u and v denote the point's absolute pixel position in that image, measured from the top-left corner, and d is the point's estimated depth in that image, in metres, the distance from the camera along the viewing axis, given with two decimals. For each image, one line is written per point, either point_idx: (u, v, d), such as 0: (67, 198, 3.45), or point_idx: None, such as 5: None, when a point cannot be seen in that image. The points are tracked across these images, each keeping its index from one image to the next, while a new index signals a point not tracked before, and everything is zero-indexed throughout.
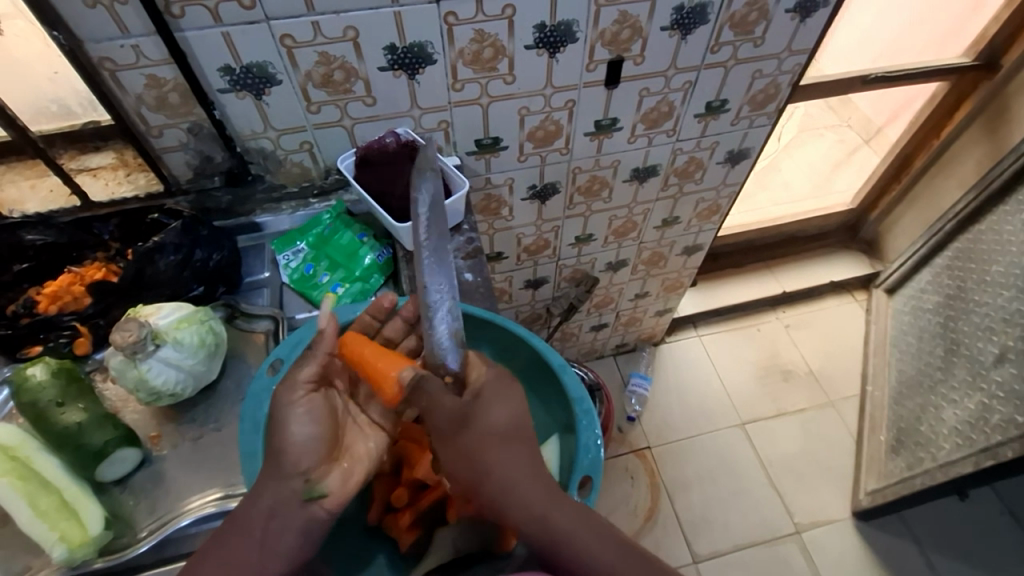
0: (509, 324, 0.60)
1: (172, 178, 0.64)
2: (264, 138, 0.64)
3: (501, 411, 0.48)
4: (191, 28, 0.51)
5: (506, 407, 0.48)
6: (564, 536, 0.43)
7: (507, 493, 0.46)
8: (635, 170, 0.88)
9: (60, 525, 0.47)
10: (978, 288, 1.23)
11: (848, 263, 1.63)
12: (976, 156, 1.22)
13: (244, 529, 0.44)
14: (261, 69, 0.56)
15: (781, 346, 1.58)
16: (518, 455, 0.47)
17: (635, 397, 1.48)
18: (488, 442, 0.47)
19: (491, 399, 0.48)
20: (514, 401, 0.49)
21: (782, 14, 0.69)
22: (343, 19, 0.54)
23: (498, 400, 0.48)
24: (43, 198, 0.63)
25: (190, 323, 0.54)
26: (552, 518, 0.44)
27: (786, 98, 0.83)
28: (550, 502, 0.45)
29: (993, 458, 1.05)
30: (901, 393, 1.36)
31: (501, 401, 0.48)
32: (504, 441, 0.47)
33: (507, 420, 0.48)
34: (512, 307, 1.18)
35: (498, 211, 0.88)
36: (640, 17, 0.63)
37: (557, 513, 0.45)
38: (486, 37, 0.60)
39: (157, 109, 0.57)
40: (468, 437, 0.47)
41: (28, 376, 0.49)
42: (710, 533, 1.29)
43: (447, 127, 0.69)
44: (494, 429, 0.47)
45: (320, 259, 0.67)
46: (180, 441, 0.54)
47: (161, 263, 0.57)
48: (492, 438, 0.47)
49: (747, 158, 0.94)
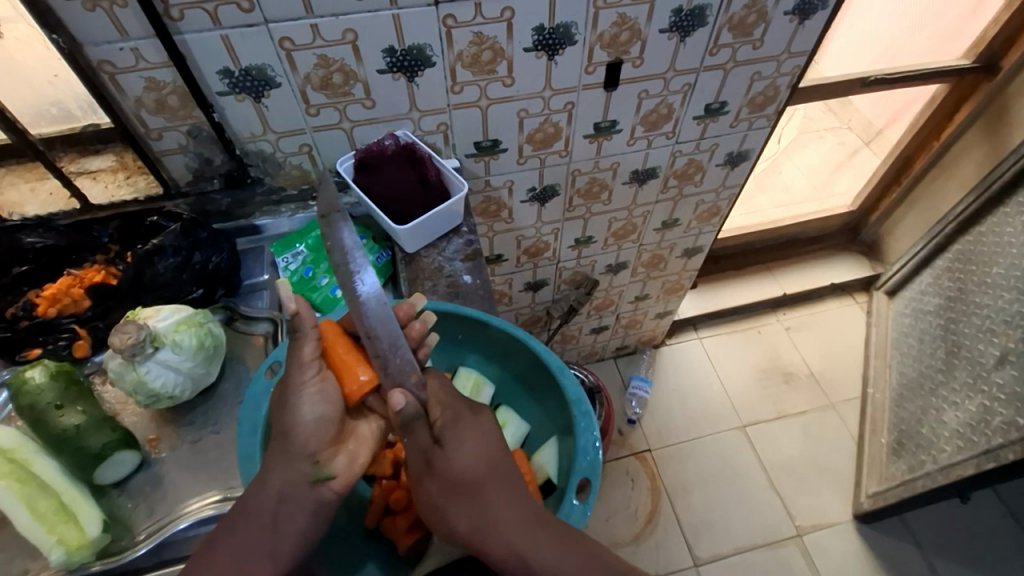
0: (509, 326, 0.60)
1: (172, 181, 0.65)
2: (263, 140, 0.64)
3: (465, 453, 0.46)
4: (191, 31, 0.51)
5: (471, 445, 0.47)
6: (545, 566, 0.42)
7: (486, 534, 0.44)
8: (635, 172, 0.88)
9: (58, 528, 0.46)
10: (978, 290, 1.23)
11: (848, 265, 1.63)
12: (976, 158, 1.22)
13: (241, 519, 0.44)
14: (260, 72, 0.56)
15: (781, 349, 1.58)
16: (491, 494, 0.46)
17: (635, 400, 1.48)
18: (455, 490, 0.45)
19: (453, 440, 0.47)
20: (477, 441, 0.48)
21: (780, 18, 0.69)
22: (342, 22, 0.54)
23: (460, 445, 0.46)
24: (42, 201, 0.63)
25: (189, 325, 0.54)
26: (532, 548, 0.42)
27: (784, 101, 0.83)
28: (528, 533, 0.43)
29: (994, 460, 1.05)
30: (902, 395, 1.36)
31: (465, 441, 0.47)
32: (474, 484, 0.46)
33: (475, 461, 0.46)
34: (512, 309, 1.18)
35: (497, 213, 0.88)
36: (639, 20, 0.63)
37: (538, 544, 0.43)
38: (485, 39, 0.60)
39: (157, 112, 0.57)
40: (435, 485, 0.46)
41: (27, 378, 0.49)
42: (711, 536, 1.29)
43: (446, 130, 0.69)
44: (459, 474, 0.45)
45: (320, 261, 0.67)
46: (179, 444, 0.54)
47: (161, 266, 0.57)
48: (459, 487, 0.45)
49: (747, 160, 0.94)
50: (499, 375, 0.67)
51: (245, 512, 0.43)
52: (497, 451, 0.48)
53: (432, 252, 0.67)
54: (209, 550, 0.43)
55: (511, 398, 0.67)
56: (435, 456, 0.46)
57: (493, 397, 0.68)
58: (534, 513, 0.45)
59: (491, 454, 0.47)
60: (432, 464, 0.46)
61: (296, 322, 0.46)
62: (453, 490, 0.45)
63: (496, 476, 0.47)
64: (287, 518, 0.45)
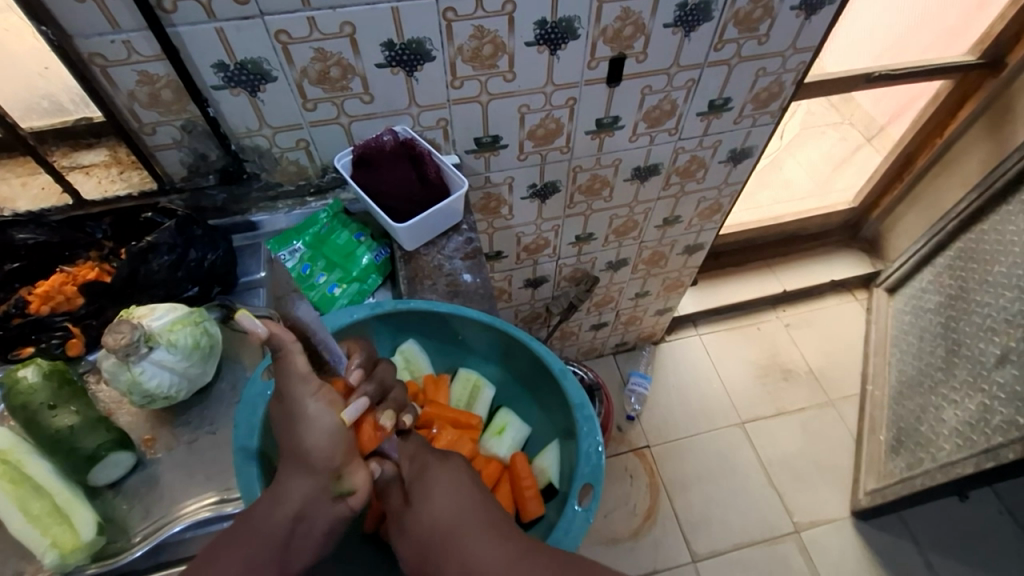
0: (509, 327, 0.59)
1: (166, 176, 0.64)
2: (259, 135, 0.62)
3: (442, 511, 0.43)
4: (185, 23, 0.50)
5: (439, 498, 0.44)
6: None
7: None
8: (636, 169, 0.87)
9: (51, 531, 0.46)
10: (980, 288, 1.22)
11: (849, 262, 1.62)
12: (980, 154, 1.21)
13: (259, 522, 0.42)
14: (256, 65, 0.55)
15: (780, 345, 1.57)
16: (471, 541, 0.40)
17: (635, 396, 1.47)
18: (433, 546, 0.41)
19: (422, 499, 0.44)
20: (443, 493, 0.44)
21: (787, 11, 0.68)
22: (339, 15, 0.53)
23: (432, 505, 0.43)
24: (33, 196, 0.62)
25: (185, 324, 0.53)
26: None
27: (790, 97, 0.82)
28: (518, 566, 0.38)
29: (993, 459, 1.05)
30: (902, 392, 1.36)
31: (433, 494, 0.44)
32: (450, 535, 0.41)
33: (447, 511, 0.43)
34: (512, 306, 1.17)
35: (497, 210, 0.87)
36: (643, 14, 0.62)
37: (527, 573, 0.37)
38: (486, 33, 0.59)
39: (150, 106, 0.56)
40: (413, 546, 0.43)
41: (20, 378, 0.48)
42: (708, 532, 1.29)
43: (446, 126, 0.68)
44: (436, 528, 0.42)
45: (317, 259, 0.65)
46: (175, 444, 0.54)
47: (155, 263, 0.56)
48: (434, 538, 0.41)
49: (750, 156, 0.93)
50: (500, 377, 0.66)
51: (251, 524, 0.42)
52: (467, 499, 0.44)
53: (432, 250, 0.66)
54: (217, 559, 0.40)
55: (512, 399, 0.67)
56: (411, 518, 0.44)
57: (493, 398, 0.67)
58: (521, 545, 0.40)
59: (463, 511, 0.43)
60: (407, 523, 0.44)
61: (274, 338, 0.40)
62: (429, 545, 0.41)
63: (476, 524, 0.41)
64: (301, 537, 0.43)
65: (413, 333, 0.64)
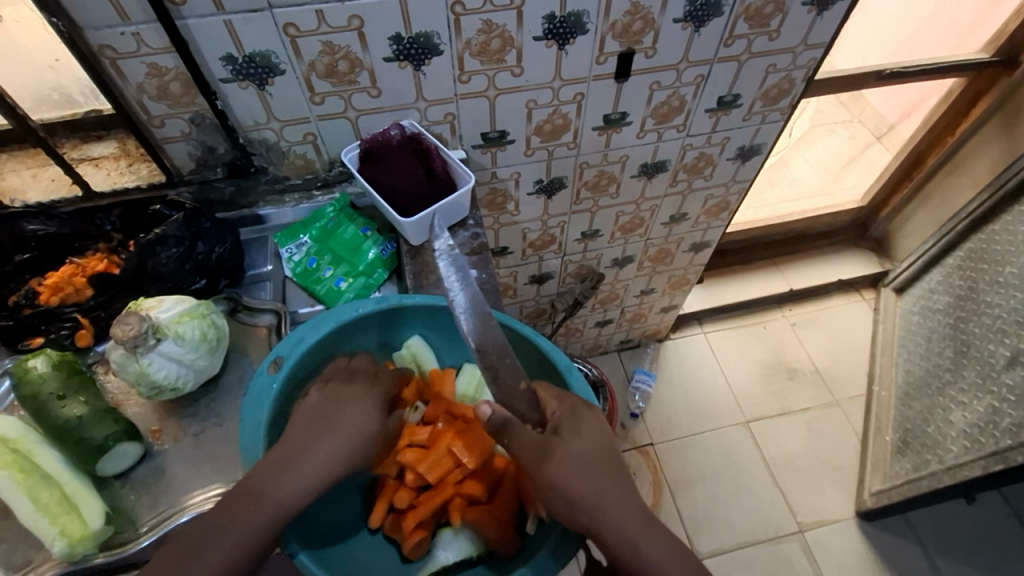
0: (516, 325, 0.59)
1: (175, 169, 0.64)
2: (267, 129, 0.63)
3: (575, 474, 0.48)
4: (193, 16, 0.50)
5: (588, 436, 0.50)
6: (651, 557, 0.44)
7: (601, 544, 0.47)
8: (644, 165, 0.86)
9: (60, 520, 0.46)
10: (989, 289, 1.21)
11: (858, 261, 1.60)
12: (991, 154, 1.20)
13: (259, 516, 0.42)
14: (264, 58, 0.55)
15: (786, 344, 1.56)
16: (607, 479, 0.48)
17: (638, 394, 1.48)
18: (575, 471, 0.48)
19: (569, 431, 0.50)
20: (579, 460, 0.49)
21: (799, 8, 0.67)
22: (348, 8, 0.52)
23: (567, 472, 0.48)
24: (44, 188, 0.63)
25: (192, 317, 0.53)
26: (640, 538, 0.45)
27: (800, 94, 0.82)
28: (640, 522, 0.46)
29: (1002, 462, 1.04)
30: (909, 393, 1.35)
31: (581, 432, 0.50)
32: (592, 464, 0.49)
33: (591, 447, 0.50)
34: (517, 301, 1.17)
35: (503, 206, 0.87)
36: (653, 9, 0.61)
37: (647, 535, 0.45)
38: (494, 27, 0.58)
39: (159, 99, 0.56)
40: (553, 470, 0.48)
41: (29, 368, 0.49)
42: (713, 530, 1.29)
43: (453, 121, 0.68)
44: (580, 459, 0.49)
45: (323, 253, 0.65)
46: (182, 435, 0.54)
47: (164, 256, 0.57)
48: (578, 465, 0.48)
49: (759, 153, 0.92)
50: None
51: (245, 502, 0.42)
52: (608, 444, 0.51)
53: None
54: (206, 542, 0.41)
55: None
56: (548, 473, 0.48)
57: None
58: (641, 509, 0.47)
59: (593, 474, 0.48)
60: (554, 449, 0.49)
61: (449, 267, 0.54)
62: (571, 468, 0.48)
63: (608, 490, 0.48)
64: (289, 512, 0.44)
65: (419, 328, 0.64)
